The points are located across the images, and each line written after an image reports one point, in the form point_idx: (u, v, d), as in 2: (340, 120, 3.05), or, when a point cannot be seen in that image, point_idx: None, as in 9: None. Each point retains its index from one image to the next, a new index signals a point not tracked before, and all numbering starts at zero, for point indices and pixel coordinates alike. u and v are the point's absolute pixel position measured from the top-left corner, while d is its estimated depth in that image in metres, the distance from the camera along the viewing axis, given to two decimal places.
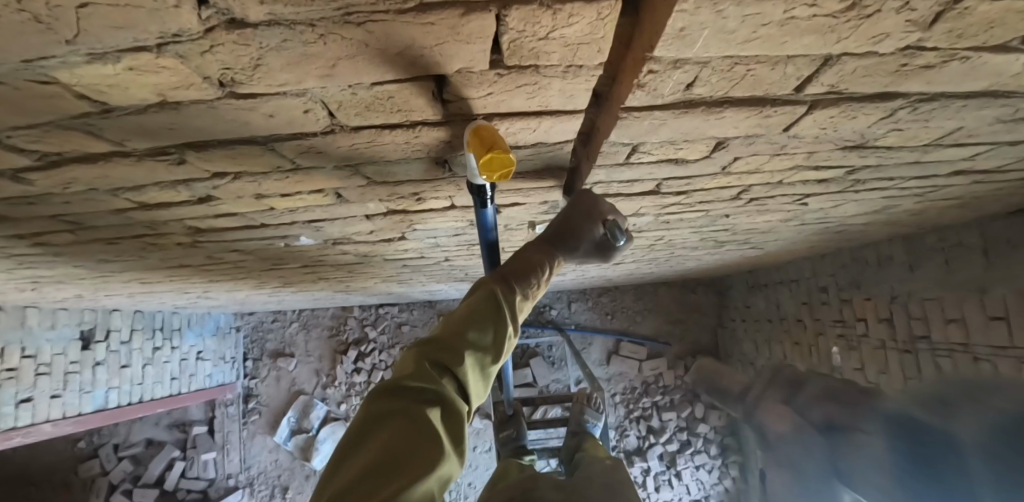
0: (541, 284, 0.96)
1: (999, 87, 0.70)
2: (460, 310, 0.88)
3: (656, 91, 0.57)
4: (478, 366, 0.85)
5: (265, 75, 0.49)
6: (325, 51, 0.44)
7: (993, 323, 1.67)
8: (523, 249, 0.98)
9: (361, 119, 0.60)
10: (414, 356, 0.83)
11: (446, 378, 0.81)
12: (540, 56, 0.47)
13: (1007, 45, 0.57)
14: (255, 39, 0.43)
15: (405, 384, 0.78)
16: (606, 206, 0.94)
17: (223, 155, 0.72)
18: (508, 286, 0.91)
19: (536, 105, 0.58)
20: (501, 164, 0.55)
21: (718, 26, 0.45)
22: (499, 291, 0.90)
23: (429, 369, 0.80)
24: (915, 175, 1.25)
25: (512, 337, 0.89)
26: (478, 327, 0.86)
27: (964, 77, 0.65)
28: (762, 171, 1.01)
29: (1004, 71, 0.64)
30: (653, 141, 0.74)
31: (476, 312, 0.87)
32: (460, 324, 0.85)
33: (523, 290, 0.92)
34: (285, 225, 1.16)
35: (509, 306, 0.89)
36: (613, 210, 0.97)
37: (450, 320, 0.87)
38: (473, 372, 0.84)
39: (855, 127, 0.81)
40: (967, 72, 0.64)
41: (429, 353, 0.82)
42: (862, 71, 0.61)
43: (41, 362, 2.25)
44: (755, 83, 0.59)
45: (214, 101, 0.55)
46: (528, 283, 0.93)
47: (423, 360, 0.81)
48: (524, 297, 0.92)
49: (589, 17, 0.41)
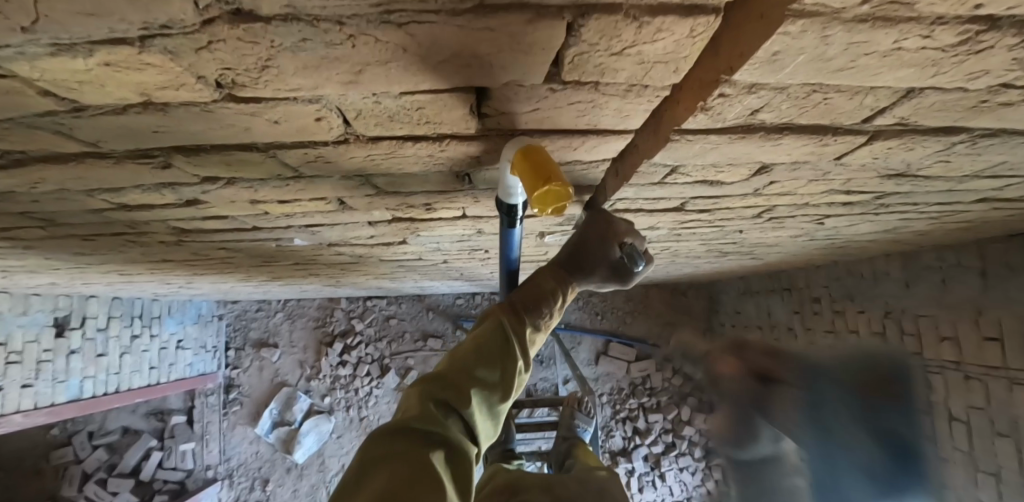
0: (557, 310, 0.89)
1: None
2: (466, 344, 0.82)
3: (719, 115, 0.51)
4: (485, 404, 0.78)
5: (273, 79, 0.41)
6: (353, 54, 0.37)
7: (988, 344, 1.70)
8: (536, 275, 0.91)
9: (381, 130, 0.53)
10: (417, 396, 0.76)
11: (451, 417, 0.74)
12: (605, 73, 0.40)
13: None
14: (267, 37, 0.35)
15: (407, 427, 0.70)
16: (623, 226, 0.87)
17: (217, 160, 0.64)
18: (517, 317, 0.86)
19: (584, 123, 0.50)
20: (555, 197, 0.50)
21: (817, 52, 0.39)
22: (508, 322, 0.84)
23: (434, 409, 0.73)
24: (939, 201, 1.21)
25: (523, 373, 0.83)
26: (487, 362, 0.80)
27: None
28: (794, 194, 0.96)
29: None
30: (696, 163, 0.68)
31: (483, 348, 0.81)
32: (465, 361, 0.79)
33: (534, 321, 0.86)
34: (279, 228, 1.07)
35: (518, 340, 0.83)
36: (633, 230, 0.90)
37: (456, 355, 0.81)
38: (479, 411, 0.77)
39: (907, 157, 0.76)
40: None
41: (433, 391, 0.76)
42: (938, 106, 0.56)
43: (12, 350, 2.12)
44: (825, 112, 0.53)
45: (210, 103, 0.47)
46: (539, 314, 0.87)
47: (426, 399, 0.75)
48: (535, 329, 0.87)
49: (678, 34, 0.34)
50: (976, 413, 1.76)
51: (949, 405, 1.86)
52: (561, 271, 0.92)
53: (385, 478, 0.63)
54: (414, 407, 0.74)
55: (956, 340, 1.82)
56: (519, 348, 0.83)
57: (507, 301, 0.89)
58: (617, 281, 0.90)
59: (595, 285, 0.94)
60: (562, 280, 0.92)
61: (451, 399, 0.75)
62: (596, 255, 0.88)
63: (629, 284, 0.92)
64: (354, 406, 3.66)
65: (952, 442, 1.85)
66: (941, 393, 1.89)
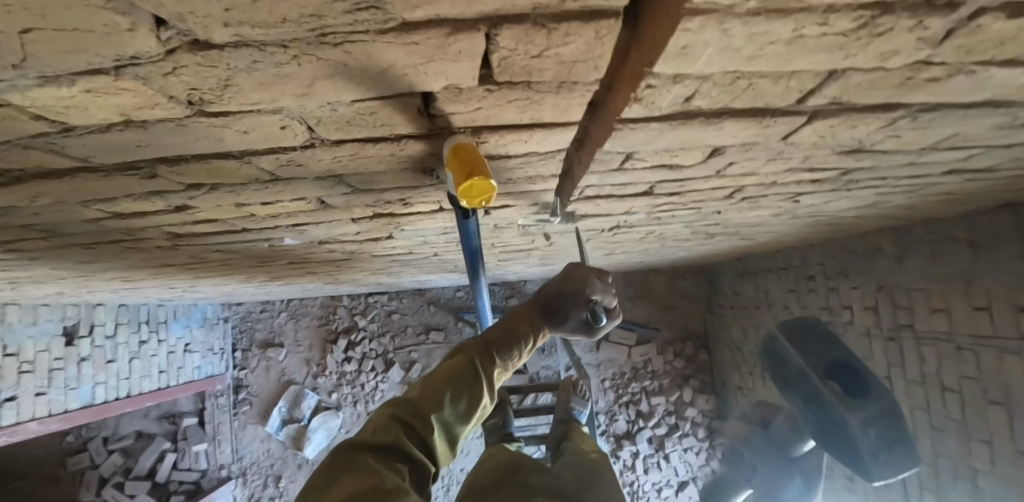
0: (526, 351, 0.99)
1: (1001, 96, 0.70)
2: (437, 373, 0.87)
3: (654, 104, 0.54)
4: (447, 430, 0.82)
5: (235, 94, 0.47)
6: (299, 71, 0.42)
7: (977, 313, 1.76)
8: (513, 318, 1.01)
9: (343, 134, 0.57)
10: (384, 416, 0.80)
11: (413, 439, 0.78)
12: (532, 73, 0.44)
13: (1013, 59, 0.56)
14: (222, 61, 0.40)
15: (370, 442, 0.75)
16: (592, 287, 1.02)
17: (198, 169, 0.69)
18: (488, 353, 0.93)
19: (527, 118, 0.54)
20: (480, 192, 0.53)
21: (723, 44, 0.42)
22: (478, 358, 0.91)
23: (399, 430, 0.78)
24: (908, 174, 1.24)
25: (484, 404, 0.88)
26: (453, 393, 0.84)
27: (968, 87, 0.64)
28: (758, 173, 0.99)
29: (1012, 81, 0.62)
30: (648, 149, 0.71)
31: (452, 378, 0.86)
32: (434, 388, 0.84)
33: (504, 358, 0.94)
34: (267, 229, 1.12)
35: (483, 374, 0.89)
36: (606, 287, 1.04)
37: (426, 382, 0.86)
38: (441, 436, 0.81)
39: (855, 134, 0.79)
40: (973, 82, 0.63)
41: (399, 415, 0.80)
42: (865, 85, 0.59)
43: (23, 360, 2.20)
44: (756, 95, 0.56)
45: (184, 119, 0.52)
46: (509, 353, 0.96)
47: (393, 421, 0.79)
48: (503, 365, 0.94)
49: (587, 37, 0.38)
50: (968, 382, 1.82)
51: (943, 376, 1.92)
52: (536, 319, 1.03)
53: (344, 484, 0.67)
54: (380, 425, 0.79)
55: (947, 312, 1.89)
56: (483, 384, 0.87)
57: (479, 338, 0.95)
58: (582, 332, 1.05)
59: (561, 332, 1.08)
60: (536, 325, 1.02)
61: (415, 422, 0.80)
62: (570, 309, 1.02)
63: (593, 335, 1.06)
64: (361, 401, 3.74)
65: (947, 413, 1.92)
66: (936, 365, 1.95)
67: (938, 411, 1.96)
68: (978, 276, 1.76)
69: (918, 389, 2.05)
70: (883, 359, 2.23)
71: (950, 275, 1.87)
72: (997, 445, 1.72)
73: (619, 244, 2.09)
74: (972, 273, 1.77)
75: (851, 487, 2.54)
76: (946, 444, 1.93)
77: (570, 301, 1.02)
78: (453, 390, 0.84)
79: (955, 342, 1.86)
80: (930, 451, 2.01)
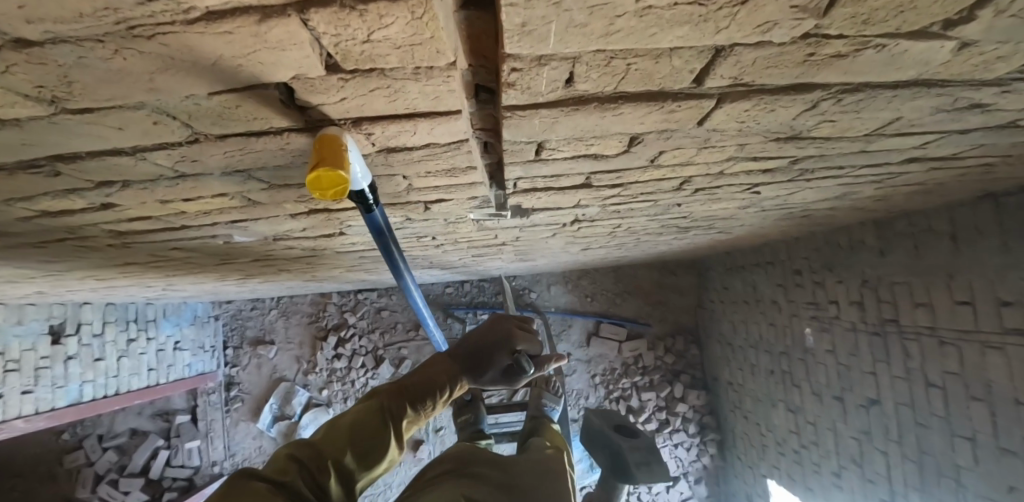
0: (440, 403, 0.99)
1: (931, 75, 0.64)
2: (346, 420, 0.88)
3: (531, 89, 0.52)
4: (346, 479, 0.81)
5: (86, 91, 0.45)
6: (132, 66, 0.41)
7: (959, 307, 1.73)
8: (429, 367, 1.02)
9: (222, 128, 0.56)
10: (283, 456, 0.79)
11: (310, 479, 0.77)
12: (376, 59, 0.42)
13: (926, 31, 0.50)
14: (49, 58, 0.39)
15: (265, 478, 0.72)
16: (518, 336, 1.04)
17: (97, 167, 0.67)
18: (401, 401, 0.94)
19: (402, 107, 0.53)
20: (332, 185, 0.52)
21: (565, 19, 0.39)
22: (390, 405, 0.92)
23: (297, 468, 0.76)
24: (867, 163, 1.21)
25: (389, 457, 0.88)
26: (360, 441, 0.85)
27: (885, 65, 0.59)
28: (698, 163, 0.96)
29: (932, 59, 0.58)
30: (557, 138, 0.69)
31: (361, 424, 0.87)
32: (340, 435, 0.85)
33: (416, 408, 0.95)
34: (208, 226, 1.10)
35: (394, 423, 0.90)
36: (529, 335, 1.06)
37: (332, 430, 0.86)
38: (339, 483, 0.80)
39: (779, 119, 0.75)
40: (887, 60, 0.57)
41: (300, 453, 0.79)
42: (764, 62, 0.54)
43: (9, 359, 2.21)
44: (644, 77, 0.53)
45: (52, 117, 0.50)
46: (422, 403, 0.96)
47: (291, 459, 0.78)
48: (414, 417, 0.94)
49: (404, 18, 0.36)
50: (951, 378, 1.79)
51: (926, 371, 1.90)
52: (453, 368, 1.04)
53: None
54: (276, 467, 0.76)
55: (929, 307, 1.86)
56: (393, 432, 0.89)
57: (395, 385, 0.97)
58: (506, 381, 1.06)
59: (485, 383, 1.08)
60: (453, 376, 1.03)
61: (316, 465, 0.79)
62: (493, 357, 1.03)
63: (517, 385, 1.06)
64: (351, 398, 3.74)
65: (930, 409, 1.90)
66: (919, 360, 1.93)
67: (921, 407, 1.94)
68: (960, 270, 1.73)
69: (903, 385, 2.03)
70: (868, 353, 2.21)
71: (932, 268, 1.84)
72: (980, 442, 1.70)
73: (592, 239, 2.07)
74: (954, 267, 1.74)
75: (838, 484, 2.51)
76: (930, 440, 1.91)
77: (494, 348, 1.03)
78: (359, 437, 0.85)
79: (938, 337, 1.84)
80: (915, 448, 1.99)
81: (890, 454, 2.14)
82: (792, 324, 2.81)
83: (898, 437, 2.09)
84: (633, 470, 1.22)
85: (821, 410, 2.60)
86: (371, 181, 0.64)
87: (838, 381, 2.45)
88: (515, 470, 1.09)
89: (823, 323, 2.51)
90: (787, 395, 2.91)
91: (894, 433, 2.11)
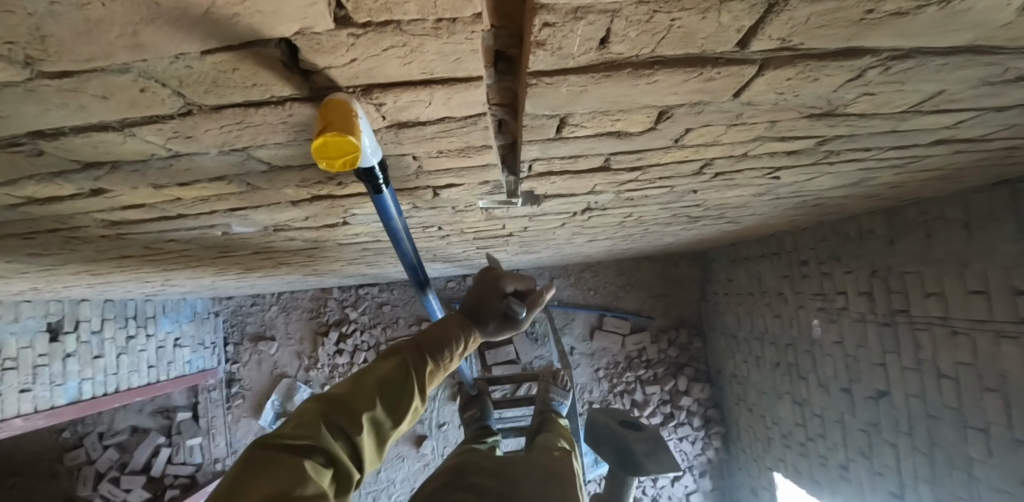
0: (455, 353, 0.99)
1: (987, 40, 0.58)
2: (370, 372, 0.88)
3: (563, 51, 0.47)
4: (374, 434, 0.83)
5: (61, 49, 0.39)
6: (110, 15, 0.35)
7: (973, 297, 1.69)
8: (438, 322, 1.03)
9: (217, 98, 0.51)
10: (313, 410, 0.79)
11: (340, 439, 0.78)
12: (393, 9, 0.37)
13: None
14: (14, 5, 0.33)
15: (292, 438, 0.73)
16: (506, 280, 1.07)
17: (82, 145, 0.62)
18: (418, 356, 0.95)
19: (417, 72, 0.48)
20: (340, 148, 0.46)
21: None
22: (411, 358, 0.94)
23: (327, 427, 0.77)
24: (893, 145, 1.15)
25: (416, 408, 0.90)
26: (389, 398, 0.86)
27: (943, 26, 0.53)
28: (721, 143, 0.91)
29: (995, 19, 0.52)
30: (580, 112, 0.64)
31: (387, 379, 0.87)
32: (367, 388, 0.85)
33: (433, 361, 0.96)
34: (204, 215, 1.05)
35: (416, 377, 0.91)
36: (518, 276, 1.09)
37: (358, 381, 0.86)
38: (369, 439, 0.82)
39: (818, 91, 0.69)
40: (947, 19, 0.51)
41: (329, 410, 0.80)
42: (817, 21, 0.49)
43: (5, 357, 2.16)
44: (685, 37, 0.48)
45: (27, 83, 0.45)
46: (438, 354, 0.97)
47: (321, 417, 0.78)
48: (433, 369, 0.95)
49: None
50: (963, 369, 1.75)
51: (937, 361, 1.86)
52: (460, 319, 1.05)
53: (267, 486, 0.64)
54: (305, 420, 0.77)
55: (940, 295, 1.81)
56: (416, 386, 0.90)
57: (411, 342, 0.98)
58: (509, 327, 1.07)
59: (492, 335, 1.10)
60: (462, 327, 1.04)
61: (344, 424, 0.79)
62: (489, 303, 1.06)
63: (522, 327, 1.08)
64: None
65: (940, 399, 1.86)
66: (930, 349, 1.89)
67: (932, 398, 1.90)
68: (974, 258, 1.68)
69: (913, 375, 1.99)
70: (877, 344, 2.17)
71: (945, 256, 1.80)
72: (994, 434, 1.66)
73: (600, 229, 2.01)
74: (968, 254, 1.70)
75: (845, 476, 2.48)
76: (942, 432, 1.88)
77: (489, 295, 1.06)
78: (385, 392, 0.86)
79: (950, 326, 1.79)
80: (925, 440, 1.96)
81: (900, 447, 2.11)
82: (798, 315, 2.77)
83: (907, 429, 2.05)
84: (643, 461, 1.25)
85: (828, 401, 2.56)
86: (382, 157, 0.58)
87: (845, 372, 2.41)
88: (516, 475, 1.07)
89: (831, 314, 2.47)
90: (793, 387, 2.88)
91: (903, 426, 2.07)
